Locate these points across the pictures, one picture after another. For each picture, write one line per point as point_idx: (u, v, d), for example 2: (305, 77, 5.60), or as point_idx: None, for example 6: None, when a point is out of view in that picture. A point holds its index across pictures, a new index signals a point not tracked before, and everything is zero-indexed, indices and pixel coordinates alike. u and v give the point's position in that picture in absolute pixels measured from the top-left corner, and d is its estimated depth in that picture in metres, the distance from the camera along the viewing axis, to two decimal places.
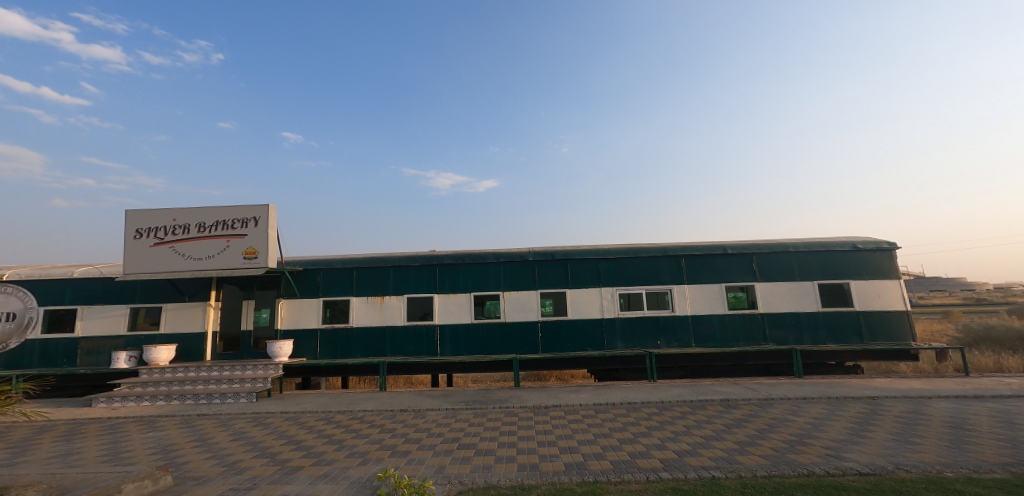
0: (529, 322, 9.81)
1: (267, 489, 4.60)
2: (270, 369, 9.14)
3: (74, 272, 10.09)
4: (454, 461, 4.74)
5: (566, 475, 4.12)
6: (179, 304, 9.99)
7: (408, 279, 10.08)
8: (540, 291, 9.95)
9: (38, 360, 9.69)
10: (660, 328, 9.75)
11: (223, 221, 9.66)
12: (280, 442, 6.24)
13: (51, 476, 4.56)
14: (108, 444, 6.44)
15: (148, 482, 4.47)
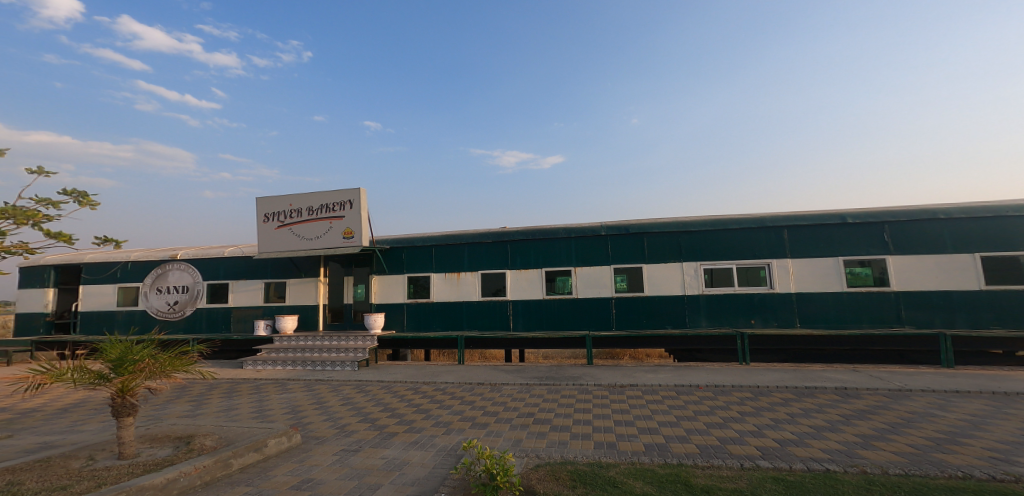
0: (603, 298, 9.46)
1: (369, 451, 4.99)
2: (367, 340, 9.87)
3: (225, 251, 11.78)
4: (530, 436, 4.71)
5: (647, 456, 3.87)
6: (298, 280, 11.23)
7: (480, 256, 10.25)
8: (614, 267, 9.52)
9: (205, 325, 11.56)
10: (754, 305, 8.82)
11: (325, 205, 10.59)
12: (378, 409, 6.77)
13: (219, 427, 5.42)
14: (254, 402, 7.50)
15: (284, 438, 5.11)
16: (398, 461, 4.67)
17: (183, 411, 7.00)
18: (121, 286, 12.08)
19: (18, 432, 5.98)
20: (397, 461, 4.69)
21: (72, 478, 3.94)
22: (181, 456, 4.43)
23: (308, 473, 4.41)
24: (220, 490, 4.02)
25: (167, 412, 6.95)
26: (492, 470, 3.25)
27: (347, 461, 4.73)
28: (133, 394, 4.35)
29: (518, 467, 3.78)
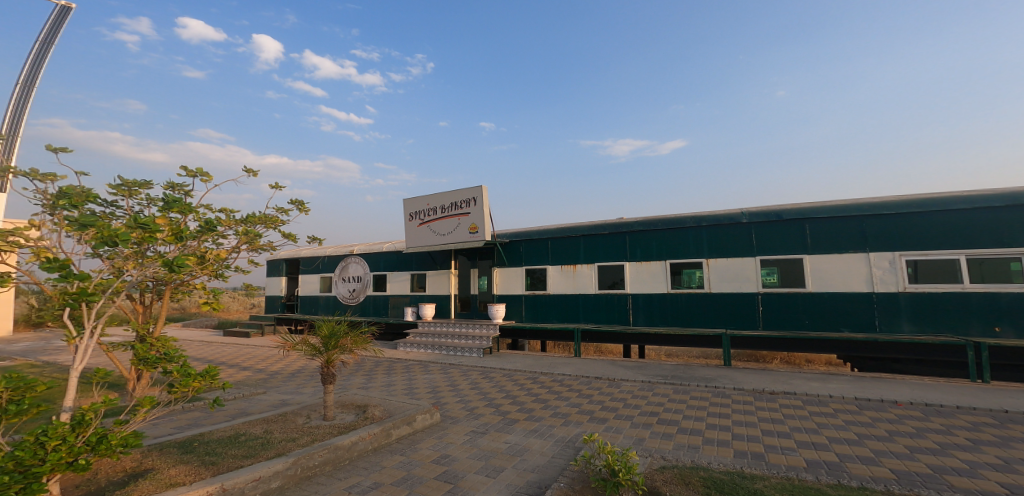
0: (746, 293, 8.48)
1: (495, 435, 5.27)
2: (491, 328, 10.44)
3: (385, 247, 13.47)
4: (654, 436, 4.45)
5: (809, 473, 3.36)
6: (434, 272, 12.36)
7: (597, 247, 10.00)
8: (760, 259, 8.44)
9: (372, 310, 13.47)
10: (1002, 309, 6.83)
11: (454, 203, 11.41)
12: (501, 396, 7.11)
13: (385, 400, 6.28)
14: (412, 380, 8.48)
15: (429, 415, 5.70)
16: (519, 447, 4.84)
17: (361, 383, 8.18)
18: (322, 276, 14.82)
19: (268, 388, 7.75)
20: (518, 446, 4.86)
21: (298, 431, 4.95)
22: (361, 422, 5.20)
23: (447, 450, 4.83)
24: (385, 456, 4.66)
25: (351, 383, 8.21)
26: (613, 466, 3.15)
27: (476, 442, 5.07)
28: (334, 364, 5.31)
29: (641, 466, 3.60)
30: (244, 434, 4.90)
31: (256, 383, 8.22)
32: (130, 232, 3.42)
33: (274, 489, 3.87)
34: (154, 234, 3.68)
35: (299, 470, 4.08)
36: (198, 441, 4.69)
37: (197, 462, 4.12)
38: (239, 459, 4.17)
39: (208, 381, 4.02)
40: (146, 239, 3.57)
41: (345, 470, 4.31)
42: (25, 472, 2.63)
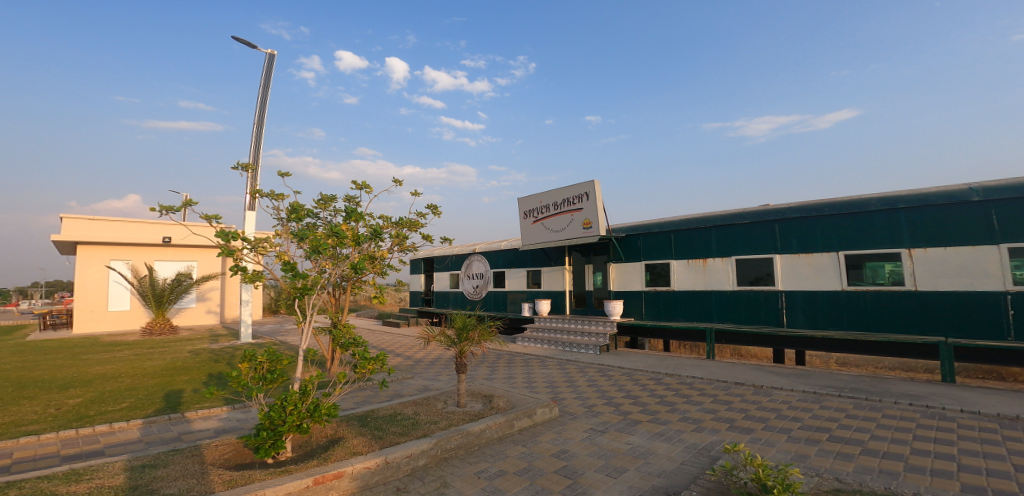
0: (979, 291, 6.65)
1: (616, 435, 5.12)
2: (606, 325, 10.32)
3: (503, 244, 14.06)
4: (822, 454, 3.92)
5: None
6: (549, 268, 12.52)
7: (738, 239, 9.06)
8: (1005, 248, 6.47)
9: (494, 305, 14.22)
10: None
11: (566, 199, 11.37)
12: (622, 395, 6.88)
13: (508, 391, 6.54)
14: (537, 374, 8.69)
15: (550, 409, 5.78)
16: (642, 449, 4.63)
17: (486, 375, 8.57)
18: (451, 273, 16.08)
19: (415, 374, 8.67)
20: (641, 449, 4.66)
21: (438, 415, 5.42)
22: (488, 411, 5.49)
23: (566, 445, 4.84)
24: (510, 445, 4.85)
25: (477, 374, 8.67)
26: (765, 481, 2.85)
27: (595, 440, 4.98)
28: (467, 355, 5.72)
29: (802, 484, 3.19)
30: (400, 414, 5.55)
31: (404, 369, 9.27)
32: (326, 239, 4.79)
33: (421, 466, 4.29)
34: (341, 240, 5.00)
35: (440, 451, 4.48)
36: (371, 417, 5.47)
37: (370, 435, 4.78)
38: (399, 435, 4.70)
39: (380, 364, 4.96)
40: (336, 243, 4.92)
41: (476, 455, 4.60)
42: (275, 429, 3.98)
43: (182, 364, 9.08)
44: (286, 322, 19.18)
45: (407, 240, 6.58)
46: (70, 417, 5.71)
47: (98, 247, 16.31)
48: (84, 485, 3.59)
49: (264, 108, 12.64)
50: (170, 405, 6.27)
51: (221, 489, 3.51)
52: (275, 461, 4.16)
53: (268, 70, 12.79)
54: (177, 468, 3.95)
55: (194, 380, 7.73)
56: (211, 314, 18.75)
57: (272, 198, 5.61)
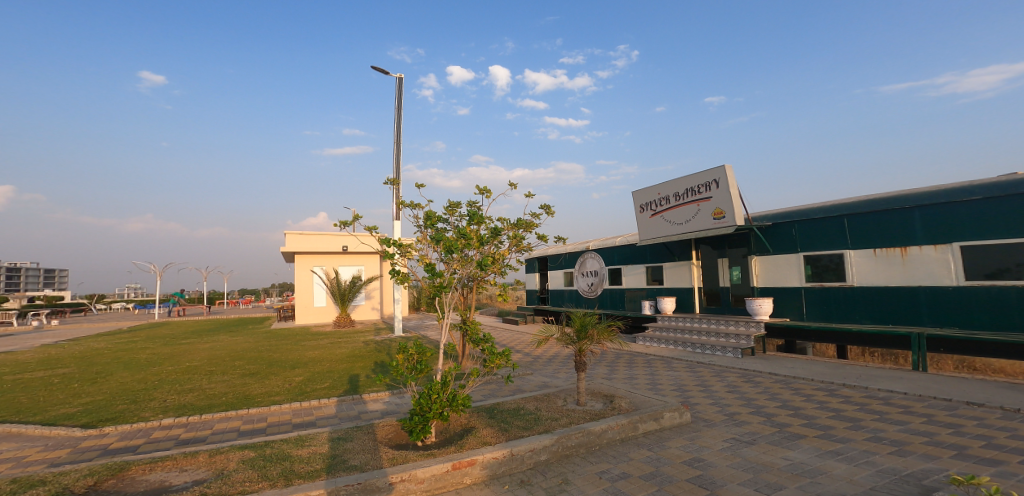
0: None
1: (768, 448, 4.62)
2: (751, 326, 9.41)
3: (617, 240, 13.76)
4: None
5: None
6: (672, 263, 11.94)
7: (967, 220, 7.03)
8: None
9: (609, 303, 13.98)
10: None
11: (692, 189, 10.57)
12: (775, 405, 6.18)
13: (632, 393, 6.39)
14: (662, 375, 8.31)
15: (678, 414, 5.49)
16: (809, 468, 4.13)
17: (606, 375, 8.40)
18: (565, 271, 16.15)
19: (535, 370, 8.96)
20: (805, 467, 4.15)
21: (560, 412, 5.56)
22: (609, 411, 5.46)
23: (699, 453, 4.56)
24: (635, 448, 4.76)
25: (595, 373, 8.55)
26: None
27: (739, 451, 4.59)
28: (586, 354, 5.75)
29: None
30: (523, 408, 5.83)
31: (525, 365, 9.64)
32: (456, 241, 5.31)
33: (543, 461, 4.48)
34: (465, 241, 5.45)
35: (562, 447, 4.61)
36: (497, 409, 5.87)
37: (498, 427, 5.11)
38: (521, 430, 4.94)
39: (506, 360, 5.32)
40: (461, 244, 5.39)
41: (596, 455, 4.64)
42: (425, 415, 4.55)
43: (359, 352, 10.66)
44: (426, 318, 21.34)
45: (524, 240, 6.74)
46: (296, 391, 7.17)
47: (311, 257, 20.21)
48: (305, 448, 4.48)
49: (400, 126, 14.25)
50: (353, 387, 7.41)
51: (386, 464, 4.07)
52: (422, 444, 4.69)
53: (399, 93, 14.36)
54: (359, 442, 4.66)
55: (367, 366, 9.02)
56: (374, 310, 21.60)
57: (410, 208, 6.06)
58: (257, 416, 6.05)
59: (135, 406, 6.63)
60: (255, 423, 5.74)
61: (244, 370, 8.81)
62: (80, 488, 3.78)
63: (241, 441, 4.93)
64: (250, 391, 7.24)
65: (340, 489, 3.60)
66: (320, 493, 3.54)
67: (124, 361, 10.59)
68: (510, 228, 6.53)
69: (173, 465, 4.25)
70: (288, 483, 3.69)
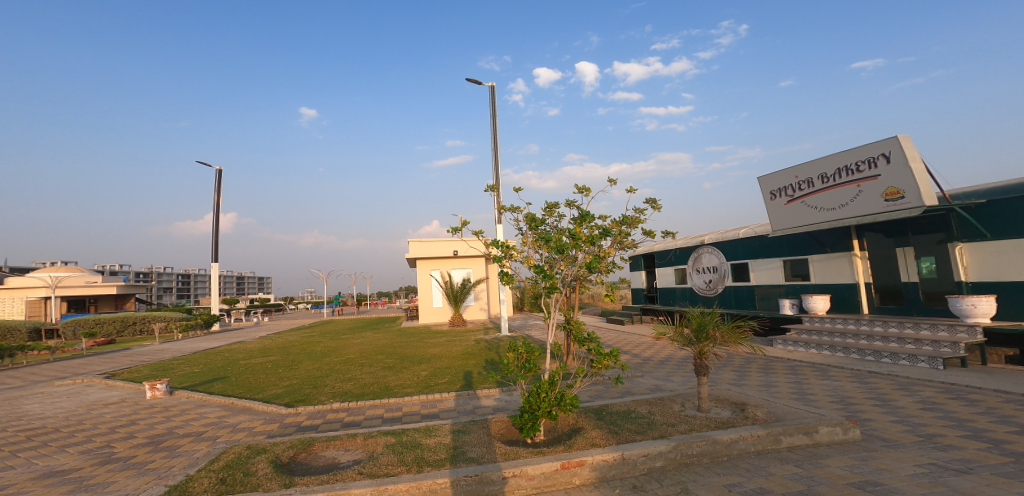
0: None
1: (996, 481, 3.65)
2: (957, 330, 7.41)
3: (740, 232, 12.44)
4: None
5: None
6: (823, 255, 10.32)
7: None
8: None
9: (734, 301, 12.75)
10: None
11: (848, 167, 8.88)
12: (1004, 430, 4.82)
13: (768, 401, 5.76)
14: (799, 380, 7.38)
15: (838, 429, 4.74)
16: None
17: (732, 379, 7.69)
18: (676, 268, 15.13)
19: (646, 372, 8.61)
20: None
21: (677, 418, 5.26)
22: (739, 421, 4.99)
23: (876, 476, 3.88)
24: (773, 464, 4.29)
25: (720, 378, 7.85)
26: None
27: (944, 480, 3.73)
28: (707, 357, 5.37)
29: None
30: (634, 412, 5.64)
31: (634, 367, 9.32)
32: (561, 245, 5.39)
33: (658, 468, 4.29)
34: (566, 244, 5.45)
35: (680, 455, 4.36)
36: (606, 411, 5.76)
37: (606, 429, 5.02)
38: (634, 434, 4.78)
39: (614, 361, 5.19)
40: (563, 248, 5.40)
41: (724, 467, 4.28)
42: (533, 413, 4.65)
43: (472, 350, 11.26)
44: (530, 318, 21.77)
45: (628, 238, 6.54)
46: (422, 385, 7.85)
47: (431, 261, 21.91)
48: (433, 438, 4.87)
49: (497, 132, 14.80)
50: (466, 383, 7.87)
51: (500, 459, 4.25)
52: (533, 442, 4.79)
53: (494, 100, 14.94)
54: (477, 435, 4.94)
55: (480, 364, 9.50)
56: (482, 310, 22.64)
57: (511, 212, 6.24)
58: (394, 406, 6.75)
59: (316, 390, 7.84)
60: (394, 412, 6.43)
61: (384, 364, 9.88)
62: (285, 457, 4.61)
63: (385, 427, 5.54)
64: (390, 383, 8.08)
65: (460, 479, 3.84)
66: (445, 481, 3.81)
67: (305, 352, 12.68)
68: (614, 226, 6.36)
69: (341, 444, 4.96)
70: (420, 470, 4.05)
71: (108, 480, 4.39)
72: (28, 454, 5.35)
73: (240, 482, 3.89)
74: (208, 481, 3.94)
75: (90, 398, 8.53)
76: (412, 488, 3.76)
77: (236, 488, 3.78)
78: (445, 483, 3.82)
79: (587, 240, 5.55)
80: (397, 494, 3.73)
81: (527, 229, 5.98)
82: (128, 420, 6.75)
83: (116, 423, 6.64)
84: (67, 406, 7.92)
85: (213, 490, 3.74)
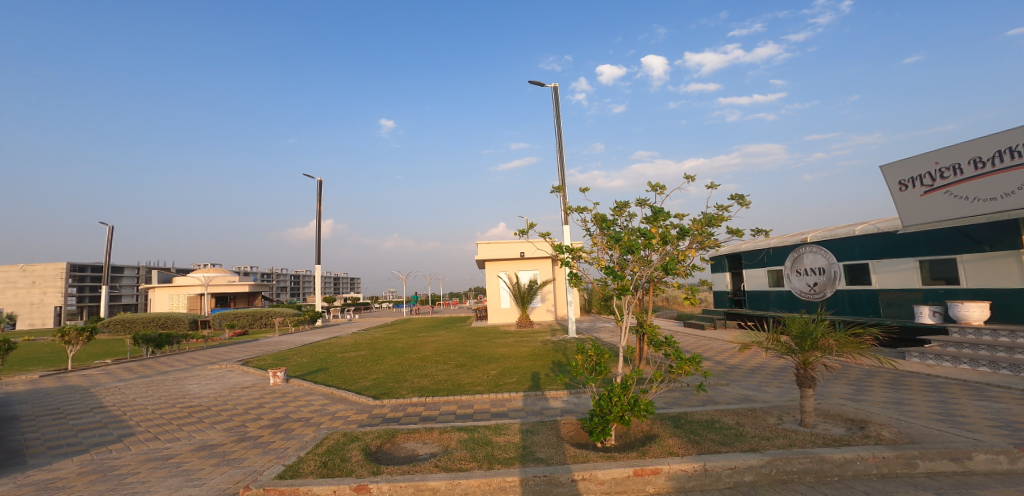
0: None
1: None
2: None
3: (856, 230, 10.76)
4: None
5: None
6: (977, 254, 8.44)
7: None
8: None
9: (848, 307, 11.06)
10: None
11: (1013, 148, 7.42)
12: None
13: (896, 421, 5.10)
14: (932, 396, 6.43)
15: (1001, 458, 4.08)
16: None
17: (846, 392, 6.91)
18: (768, 269, 13.87)
19: (732, 381, 8.06)
20: None
21: (772, 431, 4.87)
22: (857, 439, 4.49)
23: None
24: (902, 487, 3.79)
25: (830, 390, 7.08)
26: None
27: None
28: (814, 368, 4.90)
29: None
30: (719, 422, 5.31)
31: (719, 375, 8.74)
32: (632, 245, 5.23)
33: (748, 482, 4.00)
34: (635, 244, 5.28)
35: (775, 471, 4.03)
36: (685, 419, 5.48)
37: (685, 438, 4.78)
38: (717, 445, 4.51)
39: (695, 366, 4.91)
40: (635, 248, 5.22)
41: (831, 487, 3.87)
42: (603, 417, 4.56)
43: (540, 351, 11.30)
44: (599, 320, 21.33)
45: (710, 238, 6.17)
46: (490, 383, 8.05)
47: (500, 262, 22.32)
48: (503, 437, 4.97)
49: (560, 134, 14.71)
50: (533, 383, 7.92)
51: (568, 461, 4.23)
52: (603, 446, 4.70)
53: (555, 102, 14.89)
54: (545, 436, 4.95)
55: (546, 365, 9.50)
56: (550, 312, 22.64)
57: (578, 212, 6.17)
58: (465, 402, 6.99)
59: (398, 384, 8.37)
60: (466, 408, 6.65)
61: (456, 362, 10.26)
62: (373, 446, 4.96)
63: (459, 423, 5.75)
64: (461, 381, 8.37)
65: (528, 479, 3.88)
66: (514, 480, 3.88)
67: (389, 348, 13.57)
68: (695, 225, 6.05)
69: (420, 437, 5.24)
70: (490, 467, 4.14)
71: (243, 457, 5.03)
72: (187, 428, 6.31)
73: (338, 467, 4.26)
74: (312, 463, 4.36)
75: (231, 382, 9.87)
76: (483, 484, 3.86)
77: (334, 472, 4.13)
78: (515, 481, 3.88)
79: (661, 240, 5.36)
80: (470, 489, 3.85)
81: (597, 230, 5.89)
82: (257, 403, 7.68)
83: (248, 405, 7.60)
84: (214, 387, 9.24)
85: (316, 472, 4.12)
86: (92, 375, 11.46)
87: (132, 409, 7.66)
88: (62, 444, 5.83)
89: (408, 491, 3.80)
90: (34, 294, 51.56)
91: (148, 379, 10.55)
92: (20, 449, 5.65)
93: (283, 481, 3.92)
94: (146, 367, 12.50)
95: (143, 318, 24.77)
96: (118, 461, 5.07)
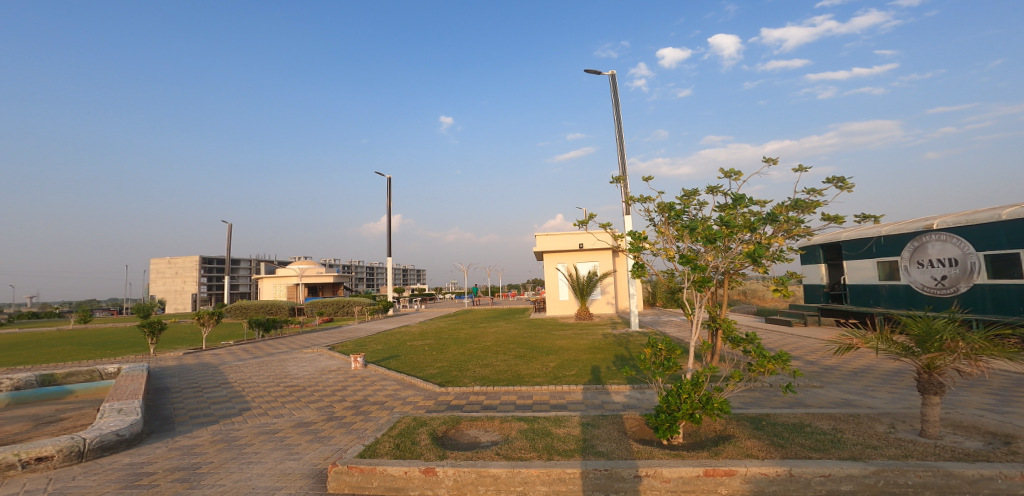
0: None
1: None
2: None
3: (1001, 213, 9.35)
4: None
5: None
6: None
7: None
8: None
9: (991, 304, 9.60)
10: None
11: None
12: None
13: None
14: None
15: None
16: None
17: (985, 403, 6.02)
18: (879, 260, 12.45)
19: (828, 384, 7.38)
20: None
21: (880, 440, 4.41)
22: (1000, 456, 3.92)
23: None
24: None
25: (964, 400, 6.21)
26: None
27: None
28: (940, 372, 4.33)
29: None
30: (810, 426, 4.91)
31: (812, 376, 8.05)
32: (711, 232, 4.93)
33: (846, 492, 3.65)
34: (709, 232, 4.98)
35: (881, 482, 3.64)
36: (767, 421, 5.11)
37: (767, 441, 4.47)
38: (808, 450, 4.17)
39: (780, 365, 4.54)
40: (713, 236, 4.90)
41: None
42: (672, 413, 4.38)
43: (599, 345, 11.13)
44: (663, 314, 20.54)
45: (800, 225, 5.70)
46: (549, 375, 8.07)
47: (559, 253, 22.13)
48: (562, 429, 4.97)
49: (618, 123, 14.24)
50: (592, 377, 7.81)
51: (631, 457, 4.14)
52: (670, 444, 4.54)
53: (614, 90, 14.38)
54: (606, 430, 4.88)
55: (605, 359, 9.31)
56: (608, 305, 22.20)
57: (641, 203, 5.94)
58: (524, 394, 7.07)
59: (460, 373, 8.65)
60: (524, 399, 6.72)
61: (515, 353, 10.43)
62: (440, 432, 5.18)
63: (518, 414, 5.82)
64: (520, 372, 8.45)
65: (590, 472, 3.85)
66: (574, 472, 3.87)
67: (451, 338, 14.06)
68: (781, 212, 5.61)
69: (480, 425, 5.39)
70: (550, 458, 4.16)
71: (331, 435, 5.47)
72: (289, 406, 6.99)
73: (409, 450, 4.49)
74: (387, 445, 4.63)
75: (322, 365, 10.77)
76: (542, 474, 3.88)
77: (405, 454, 4.37)
78: (574, 474, 3.86)
79: (741, 225, 5.01)
80: (531, 478, 3.89)
81: (665, 219, 5.63)
82: (340, 386, 8.31)
83: (334, 388, 8.24)
84: (310, 369, 10.13)
85: (390, 454, 4.39)
86: (220, 354, 13.07)
87: (249, 385, 8.63)
88: (199, 414, 6.71)
89: (471, 477, 3.93)
90: (174, 283, 59.65)
91: (259, 359, 11.82)
92: (169, 417, 6.58)
93: (362, 460, 4.21)
94: (258, 348, 14.06)
95: (258, 304, 27.76)
96: (239, 432, 5.73)
